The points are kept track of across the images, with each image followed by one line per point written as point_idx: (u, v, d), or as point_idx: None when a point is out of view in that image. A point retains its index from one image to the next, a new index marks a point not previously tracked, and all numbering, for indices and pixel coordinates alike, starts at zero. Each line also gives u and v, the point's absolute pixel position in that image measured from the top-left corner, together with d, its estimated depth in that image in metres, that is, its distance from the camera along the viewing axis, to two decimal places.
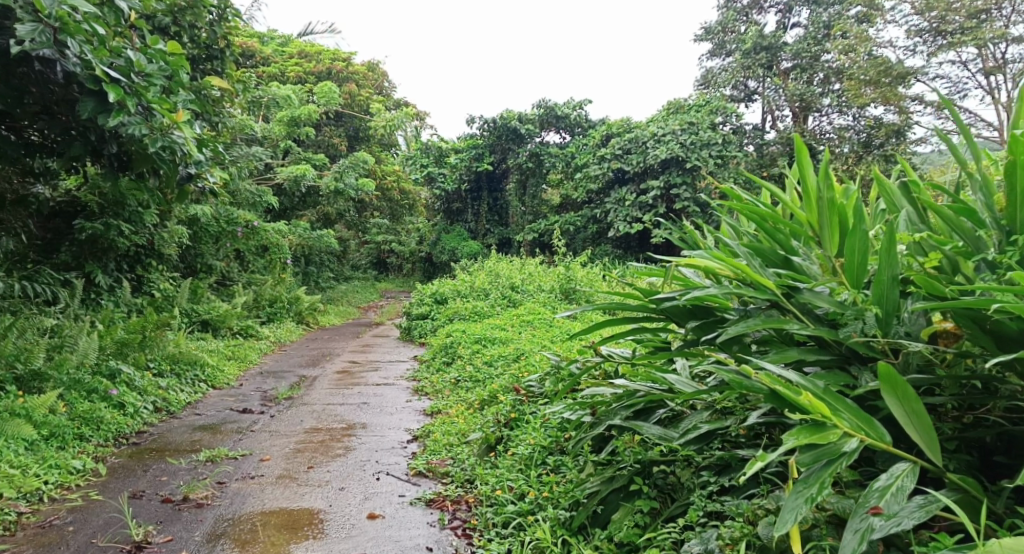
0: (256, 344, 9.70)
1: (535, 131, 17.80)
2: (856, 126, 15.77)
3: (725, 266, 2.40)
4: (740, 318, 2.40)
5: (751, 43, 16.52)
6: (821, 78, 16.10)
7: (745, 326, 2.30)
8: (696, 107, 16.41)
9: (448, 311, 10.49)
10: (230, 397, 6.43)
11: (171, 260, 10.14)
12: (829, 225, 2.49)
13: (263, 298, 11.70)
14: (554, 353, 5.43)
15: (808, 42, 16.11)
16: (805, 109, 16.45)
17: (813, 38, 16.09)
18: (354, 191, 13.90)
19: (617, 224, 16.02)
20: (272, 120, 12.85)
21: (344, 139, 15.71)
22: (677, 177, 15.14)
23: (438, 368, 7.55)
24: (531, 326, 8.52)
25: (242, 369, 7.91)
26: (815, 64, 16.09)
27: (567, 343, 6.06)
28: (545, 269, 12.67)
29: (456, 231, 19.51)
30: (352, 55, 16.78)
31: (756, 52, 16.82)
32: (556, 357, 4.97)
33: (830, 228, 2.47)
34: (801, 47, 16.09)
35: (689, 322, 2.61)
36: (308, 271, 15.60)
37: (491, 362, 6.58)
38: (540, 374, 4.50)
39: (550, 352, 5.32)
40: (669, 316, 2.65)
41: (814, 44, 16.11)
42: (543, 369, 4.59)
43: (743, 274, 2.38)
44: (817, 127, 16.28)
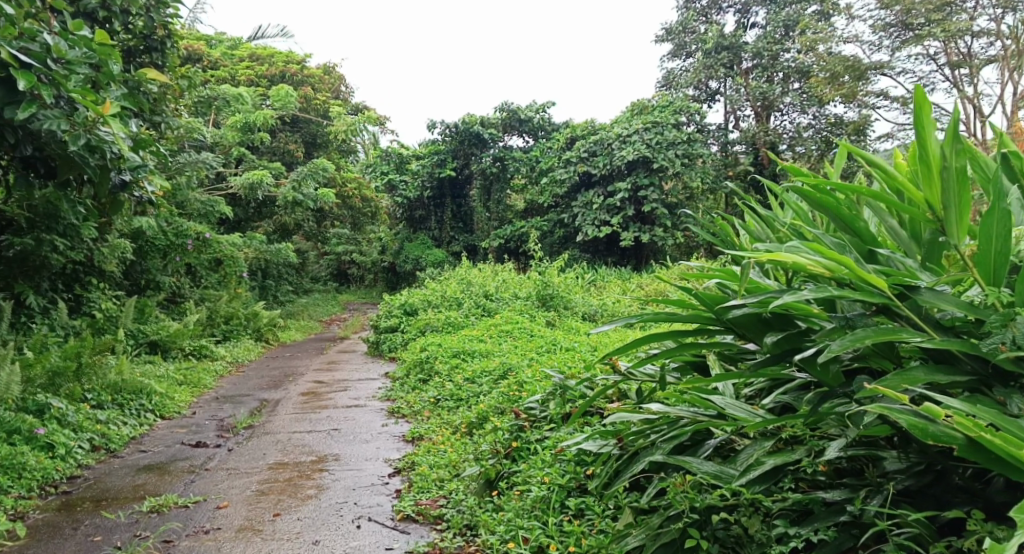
0: (211, 365, 8.97)
1: (498, 136, 17.21)
2: (816, 125, 15.71)
3: (816, 263, 1.91)
4: (839, 328, 1.93)
5: (711, 43, 16.17)
6: (781, 77, 15.95)
7: (853, 340, 1.82)
8: (659, 107, 16.00)
9: (419, 322, 9.87)
10: (181, 428, 5.71)
11: (115, 278, 9.37)
12: (955, 202, 1.98)
13: (218, 314, 10.94)
14: (550, 367, 4.87)
15: (769, 40, 15.81)
16: (767, 108, 16.22)
17: (773, 37, 15.81)
18: (313, 200, 13.19)
19: (584, 228, 15.58)
20: (223, 126, 12.10)
21: (301, 145, 14.99)
22: (643, 179, 14.83)
23: (414, 386, 6.93)
24: (511, 336, 7.97)
25: (195, 395, 7.20)
26: (775, 63, 15.86)
27: (559, 357, 5.52)
28: (517, 276, 12.13)
29: (419, 239, 18.83)
30: (307, 58, 16.04)
31: (718, 52, 16.45)
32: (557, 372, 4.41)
33: (961, 205, 1.96)
34: (762, 45, 15.80)
35: (767, 334, 2.17)
36: (267, 285, 14.83)
37: (473, 379, 6.00)
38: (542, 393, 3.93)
39: (545, 368, 4.75)
40: (739, 326, 2.21)
41: (775, 43, 15.83)
42: (544, 388, 4.01)
43: (842, 274, 1.90)
44: (779, 127, 16.10)
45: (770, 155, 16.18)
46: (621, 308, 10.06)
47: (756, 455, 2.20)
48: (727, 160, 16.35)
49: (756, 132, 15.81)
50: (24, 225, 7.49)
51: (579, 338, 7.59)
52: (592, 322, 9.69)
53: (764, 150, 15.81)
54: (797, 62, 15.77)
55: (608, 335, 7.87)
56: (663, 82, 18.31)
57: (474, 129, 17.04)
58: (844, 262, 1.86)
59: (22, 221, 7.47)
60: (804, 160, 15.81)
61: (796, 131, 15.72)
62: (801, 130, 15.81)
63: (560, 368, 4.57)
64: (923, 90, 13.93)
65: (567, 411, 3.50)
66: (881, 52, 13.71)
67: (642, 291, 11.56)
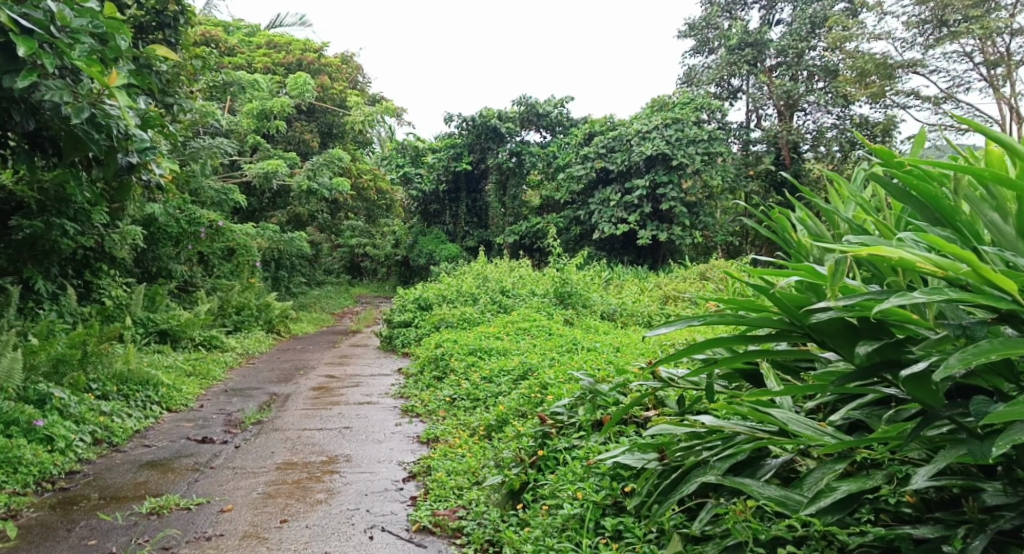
0: (221, 356, 8.77)
1: (516, 130, 16.91)
2: (840, 125, 15.32)
3: (926, 261, 1.70)
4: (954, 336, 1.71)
5: (735, 39, 15.77)
6: (804, 76, 15.50)
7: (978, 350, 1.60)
8: (680, 104, 15.67)
9: (433, 317, 9.64)
10: (188, 422, 5.49)
11: (125, 265, 9.20)
12: None
13: (230, 305, 10.74)
14: (575, 368, 4.62)
15: (794, 38, 15.39)
16: (790, 108, 15.88)
17: (799, 34, 15.37)
18: (329, 190, 12.96)
19: (601, 225, 15.30)
20: (239, 113, 11.88)
21: (317, 135, 14.76)
22: (662, 176, 14.54)
23: (429, 384, 6.68)
24: (529, 334, 7.73)
25: (204, 387, 6.99)
26: (800, 62, 15.46)
27: (582, 358, 5.27)
28: (534, 272, 11.88)
29: (434, 234, 18.58)
30: (325, 47, 15.81)
31: (742, 48, 16.01)
32: (585, 375, 4.14)
33: None
34: (787, 43, 15.37)
35: (856, 342, 1.95)
36: (280, 275, 14.64)
37: (491, 379, 5.75)
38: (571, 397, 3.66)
39: (571, 369, 4.49)
40: (822, 333, 1.99)
41: (800, 41, 15.36)
42: (572, 391, 3.74)
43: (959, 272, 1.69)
44: (802, 126, 15.74)
45: (792, 155, 15.83)
46: (640, 308, 9.79)
47: (827, 480, 1.93)
48: (748, 159, 16.00)
49: (778, 131, 15.48)
50: (32, 208, 7.29)
51: (600, 338, 7.33)
52: (610, 322, 9.42)
53: (786, 149, 15.48)
54: (823, 60, 15.38)
55: (630, 336, 7.60)
56: (684, 79, 17.95)
57: (492, 122, 16.75)
58: (964, 258, 1.65)
59: (30, 205, 7.28)
60: (828, 160, 15.45)
61: (819, 132, 15.36)
62: (824, 130, 15.46)
63: (587, 370, 4.31)
64: (956, 90, 13.54)
65: (600, 419, 3.23)
66: (912, 51, 13.34)
67: (661, 291, 11.28)
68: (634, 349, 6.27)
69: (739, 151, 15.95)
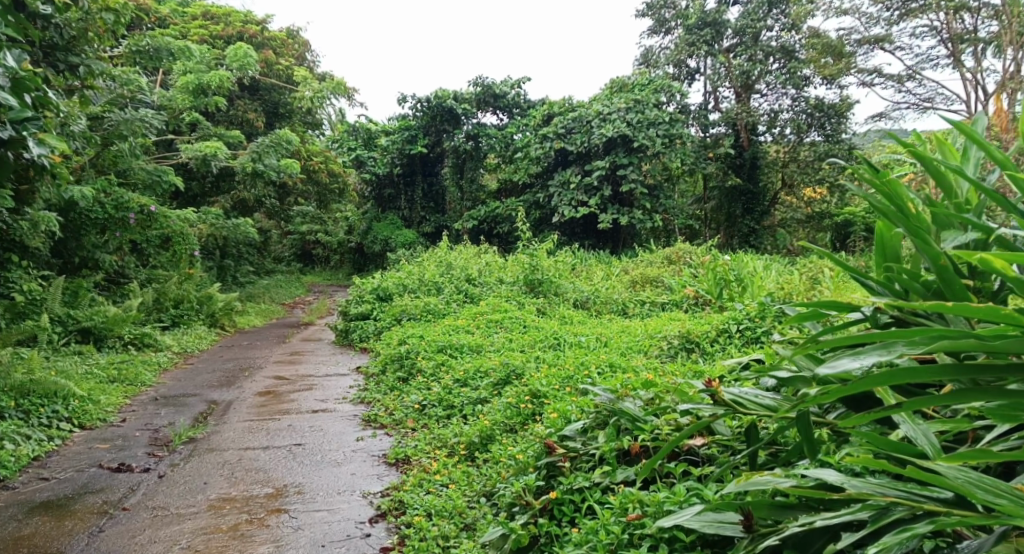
0: (152, 357, 7.83)
1: (473, 111, 15.97)
2: (799, 107, 14.68)
3: None
4: None
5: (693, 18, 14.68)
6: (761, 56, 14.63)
7: None
8: (639, 85, 14.92)
9: (392, 310, 8.83)
10: (102, 444, 4.62)
11: (40, 255, 8.22)
12: None
13: (166, 297, 9.78)
14: (573, 376, 3.87)
15: (752, 15, 14.46)
16: (746, 89, 15.14)
17: (756, 11, 14.37)
18: (276, 172, 11.95)
19: (560, 209, 14.60)
20: (172, 87, 10.80)
21: (262, 114, 13.70)
22: (623, 158, 13.92)
23: (393, 386, 5.88)
24: (503, 328, 7.02)
25: (128, 395, 6.12)
26: (756, 43, 14.64)
27: (573, 358, 4.51)
28: (501, 259, 11.11)
29: (388, 219, 17.60)
30: (266, 19, 14.64)
31: (700, 27, 15.00)
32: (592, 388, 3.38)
33: None
34: (744, 22, 14.47)
35: None
36: (225, 265, 13.65)
37: (467, 385, 4.98)
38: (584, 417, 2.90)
39: (575, 382, 3.71)
40: None
41: (757, 20, 14.41)
42: (585, 410, 2.96)
43: None
44: (761, 109, 15.02)
45: (752, 137, 15.30)
46: (614, 295, 9.10)
47: None
48: (708, 141, 15.37)
49: (736, 113, 14.80)
50: None
51: (583, 332, 6.61)
52: (584, 311, 8.70)
53: (744, 131, 14.86)
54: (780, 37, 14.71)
55: (609, 330, 6.91)
56: (642, 59, 16.98)
57: (447, 104, 15.80)
58: None
59: None
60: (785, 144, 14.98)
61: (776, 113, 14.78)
62: (784, 111, 14.86)
63: (592, 380, 3.55)
64: (923, 65, 13.09)
65: (631, 448, 2.47)
66: (878, 25, 12.88)
67: (630, 276, 10.63)
68: (622, 343, 5.56)
69: (699, 134, 15.27)
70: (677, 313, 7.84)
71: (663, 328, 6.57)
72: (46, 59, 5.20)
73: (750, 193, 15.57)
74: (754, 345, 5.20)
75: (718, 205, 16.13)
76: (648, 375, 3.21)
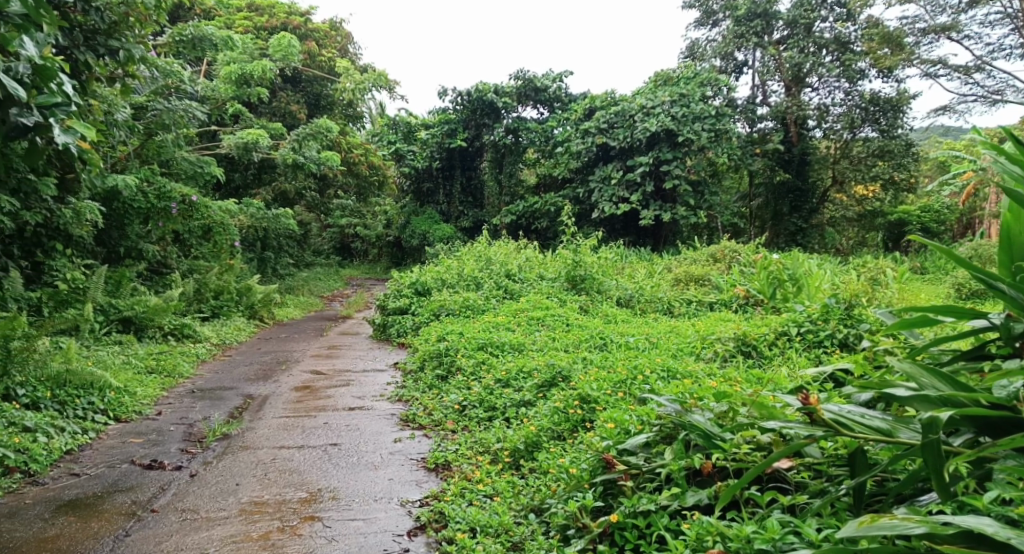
0: (192, 348, 7.77)
1: (513, 105, 15.72)
2: (853, 101, 14.12)
3: None
4: None
5: (743, 9, 14.17)
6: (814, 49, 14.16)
7: None
8: (685, 79, 14.49)
9: (431, 305, 8.64)
10: (136, 439, 4.48)
11: (84, 244, 8.22)
12: None
13: (207, 288, 9.75)
14: (627, 381, 3.62)
15: (805, 6, 13.95)
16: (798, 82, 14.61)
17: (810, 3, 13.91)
18: (317, 164, 11.86)
19: (601, 205, 14.26)
20: (216, 78, 10.73)
21: (303, 106, 13.64)
22: (667, 153, 13.54)
23: (432, 384, 5.67)
24: (545, 326, 6.79)
25: (166, 386, 6.03)
26: (809, 35, 14.14)
27: (624, 362, 4.24)
28: (542, 255, 10.85)
29: (426, 213, 17.44)
30: (310, 10, 14.55)
31: (750, 19, 14.47)
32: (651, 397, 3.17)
33: None
34: (797, 13, 13.92)
35: None
36: (265, 256, 13.65)
37: (510, 387, 4.73)
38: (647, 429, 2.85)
39: (631, 393, 3.46)
40: None
41: (812, 10, 13.91)
42: (648, 421, 2.86)
43: None
44: (812, 103, 14.50)
45: (802, 132, 14.72)
46: (659, 294, 8.79)
47: None
48: (755, 136, 14.86)
49: (786, 107, 14.27)
50: None
51: (632, 333, 6.33)
52: (628, 310, 8.40)
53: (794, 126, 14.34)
54: (834, 29, 14.18)
55: (657, 330, 6.62)
56: (688, 52, 16.51)
57: (487, 97, 15.56)
58: None
59: None
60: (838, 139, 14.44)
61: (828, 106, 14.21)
62: (837, 104, 14.31)
63: (650, 388, 3.34)
64: (993, 55, 12.48)
65: (703, 469, 2.50)
66: (944, 14, 12.29)
67: (673, 274, 10.30)
68: (671, 345, 5.27)
69: (746, 129, 14.81)
70: (728, 314, 7.51)
71: (716, 329, 6.26)
72: (87, 43, 5.09)
73: (797, 190, 15.05)
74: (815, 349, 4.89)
75: (763, 202, 15.65)
76: (717, 384, 3.03)
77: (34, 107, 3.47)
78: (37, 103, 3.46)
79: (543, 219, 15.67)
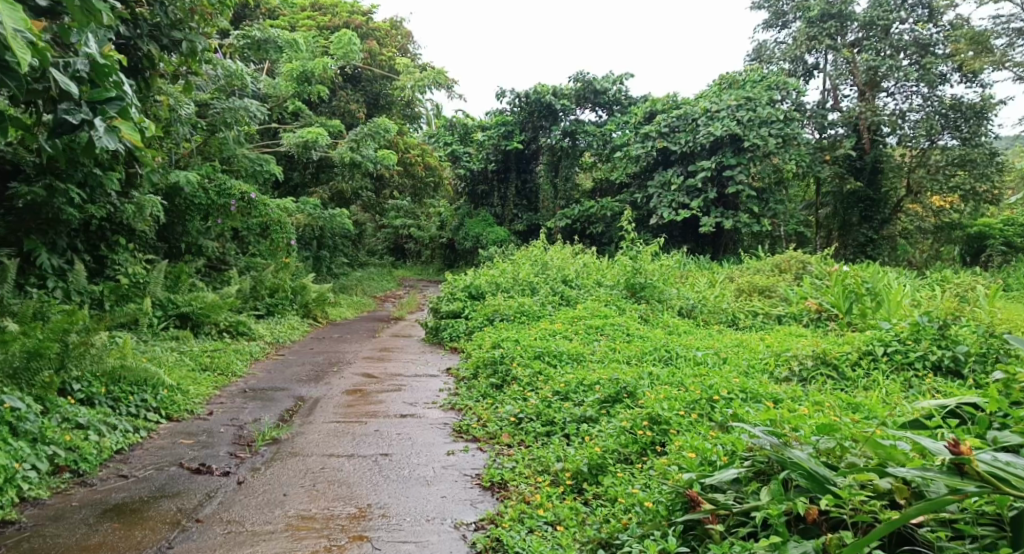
0: (246, 346, 7.72)
1: (572, 108, 15.44)
2: (933, 107, 13.44)
3: None
4: None
5: (816, 10, 13.62)
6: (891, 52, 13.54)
7: None
8: (750, 82, 14.01)
9: (486, 309, 8.45)
10: (186, 440, 4.36)
11: (145, 239, 8.26)
12: None
13: (263, 285, 9.74)
14: (704, 404, 3.43)
15: (883, 7, 13.37)
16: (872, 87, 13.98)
17: (889, 3, 13.33)
18: (374, 164, 11.79)
19: (659, 211, 13.86)
20: (279, 76, 10.75)
21: (363, 105, 13.62)
22: (731, 159, 13.09)
23: (485, 394, 5.46)
24: (604, 336, 6.52)
25: (219, 385, 5.95)
26: (886, 38, 13.54)
27: (696, 381, 3.94)
28: (600, 261, 10.57)
29: (481, 216, 17.27)
30: (372, 10, 14.53)
31: (823, 20, 13.92)
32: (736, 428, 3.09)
33: None
34: (875, 14, 13.35)
35: None
36: (320, 255, 13.67)
37: (570, 401, 4.47)
38: (734, 462, 2.80)
39: (708, 424, 3.22)
40: None
41: (892, 11, 13.32)
42: (734, 458, 2.81)
43: None
44: (886, 108, 13.86)
45: (875, 139, 14.07)
46: (723, 304, 8.43)
47: None
48: (823, 143, 14.30)
49: (858, 113, 13.67)
50: (32, 173, 6.87)
51: (700, 347, 6.01)
52: (690, 321, 8.06)
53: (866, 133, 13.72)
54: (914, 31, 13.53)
55: (724, 344, 6.29)
56: (754, 55, 15.99)
57: (546, 99, 15.32)
58: None
59: (28, 168, 6.85)
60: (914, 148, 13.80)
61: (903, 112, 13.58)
62: (914, 110, 13.63)
63: (738, 414, 3.21)
64: None
65: (807, 514, 2.45)
66: None
67: (736, 284, 9.89)
68: (742, 361, 4.95)
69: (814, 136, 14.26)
70: (798, 329, 7.13)
71: (789, 346, 5.90)
72: (151, 34, 5.01)
73: (868, 200, 14.40)
74: (903, 373, 4.54)
75: (830, 212, 15.06)
76: (822, 416, 3.00)
77: (84, 103, 3.47)
78: (89, 100, 3.48)
79: (598, 223, 15.33)
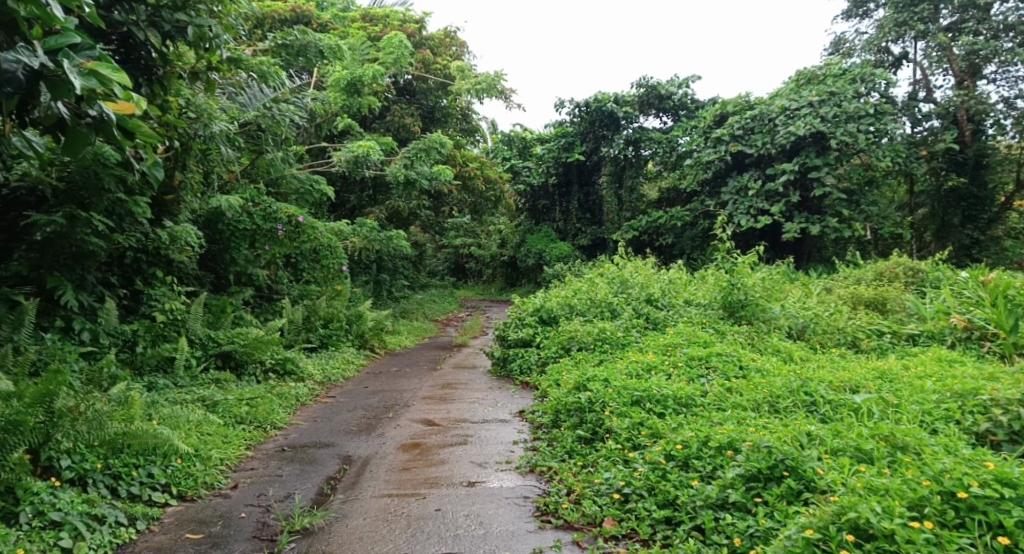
0: (293, 387, 6.77)
1: (635, 115, 14.21)
2: None
3: None
4: None
5: None
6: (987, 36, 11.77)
7: None
8: (833, 75, 12.50)
9: (561, 336, 7.32)
10: (195, 535, 3.41)
11: (185, 269, 7.43)
12: None
13: (315, 315, 8.85)
14: (950, 511, 2.65)
15: None
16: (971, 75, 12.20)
17: None
18: (430, 180, 10.82)
19: (736, 220, 12.50)
20: (327, 88, 9.87)
21: (418, 119, 12.71)
22: (817, 159, 11.68)
23: (573, 452, 4.31)
24: (710, 371, 5.31)
25: (253, 441, 5.03)
26: (985, 18, 11.77)
27: (911, 470, 2.89)
28: (685, 276, 9.32)
29: (542, 232, 16.20)
30: (424, 18, 13.63)
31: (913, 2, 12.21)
32: None
33: None
34: None
35: None
36: (380, 279, 12.83)
37: (697, 476, 3.30)
38: None
39: None
40: None
41: None
42: None
43: None
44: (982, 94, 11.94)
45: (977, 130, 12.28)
46: (839, 323, 7.09)
47: None
48: (918, 138, 12.59)
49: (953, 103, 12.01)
50: (52, 200, 5.93)
51: (837, 383, 4.75)
52: (802, 345, 6.77)
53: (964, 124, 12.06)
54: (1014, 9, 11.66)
55: (862, 376, 5.03)
56: (833, 47, 14.44)
57: (607, 107, 14.17)
58: None
59: (47, 193, 5.92)
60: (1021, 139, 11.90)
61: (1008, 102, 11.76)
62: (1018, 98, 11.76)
63: None
64: None
65: None
66: None
67: (838, 295, 8.50)
68: (915, 407, 3.72)
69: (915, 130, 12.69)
70: (948, 352, 5.79)
71: (956, 379, 4.63)
72: (149, 19, 4.09)
73: (972, 197, 12.62)
74: None
75: (929, 213, 13.34)
76: None
77: (41, 50, 2.72)
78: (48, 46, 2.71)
79: (669, 235, 13.99)
